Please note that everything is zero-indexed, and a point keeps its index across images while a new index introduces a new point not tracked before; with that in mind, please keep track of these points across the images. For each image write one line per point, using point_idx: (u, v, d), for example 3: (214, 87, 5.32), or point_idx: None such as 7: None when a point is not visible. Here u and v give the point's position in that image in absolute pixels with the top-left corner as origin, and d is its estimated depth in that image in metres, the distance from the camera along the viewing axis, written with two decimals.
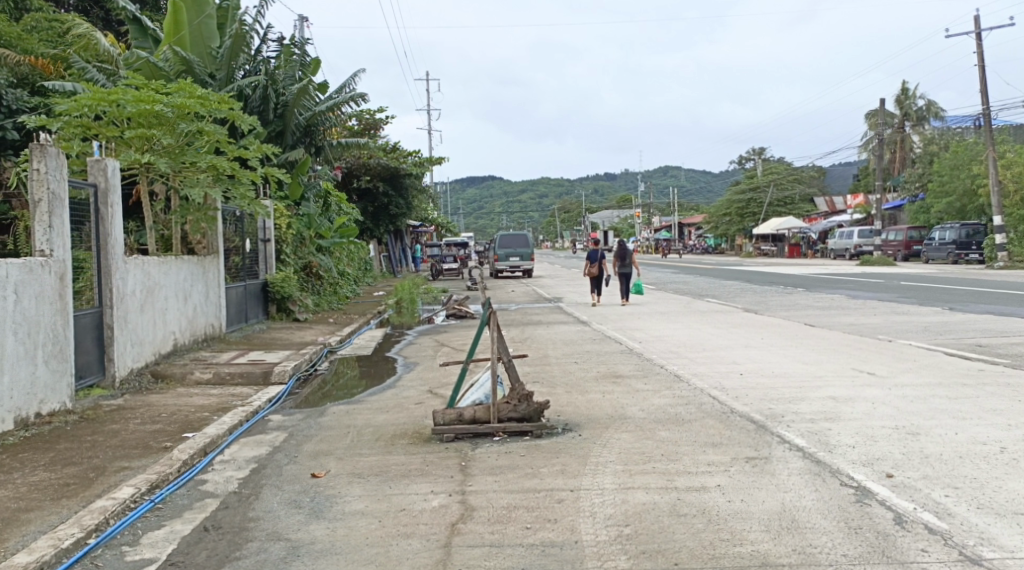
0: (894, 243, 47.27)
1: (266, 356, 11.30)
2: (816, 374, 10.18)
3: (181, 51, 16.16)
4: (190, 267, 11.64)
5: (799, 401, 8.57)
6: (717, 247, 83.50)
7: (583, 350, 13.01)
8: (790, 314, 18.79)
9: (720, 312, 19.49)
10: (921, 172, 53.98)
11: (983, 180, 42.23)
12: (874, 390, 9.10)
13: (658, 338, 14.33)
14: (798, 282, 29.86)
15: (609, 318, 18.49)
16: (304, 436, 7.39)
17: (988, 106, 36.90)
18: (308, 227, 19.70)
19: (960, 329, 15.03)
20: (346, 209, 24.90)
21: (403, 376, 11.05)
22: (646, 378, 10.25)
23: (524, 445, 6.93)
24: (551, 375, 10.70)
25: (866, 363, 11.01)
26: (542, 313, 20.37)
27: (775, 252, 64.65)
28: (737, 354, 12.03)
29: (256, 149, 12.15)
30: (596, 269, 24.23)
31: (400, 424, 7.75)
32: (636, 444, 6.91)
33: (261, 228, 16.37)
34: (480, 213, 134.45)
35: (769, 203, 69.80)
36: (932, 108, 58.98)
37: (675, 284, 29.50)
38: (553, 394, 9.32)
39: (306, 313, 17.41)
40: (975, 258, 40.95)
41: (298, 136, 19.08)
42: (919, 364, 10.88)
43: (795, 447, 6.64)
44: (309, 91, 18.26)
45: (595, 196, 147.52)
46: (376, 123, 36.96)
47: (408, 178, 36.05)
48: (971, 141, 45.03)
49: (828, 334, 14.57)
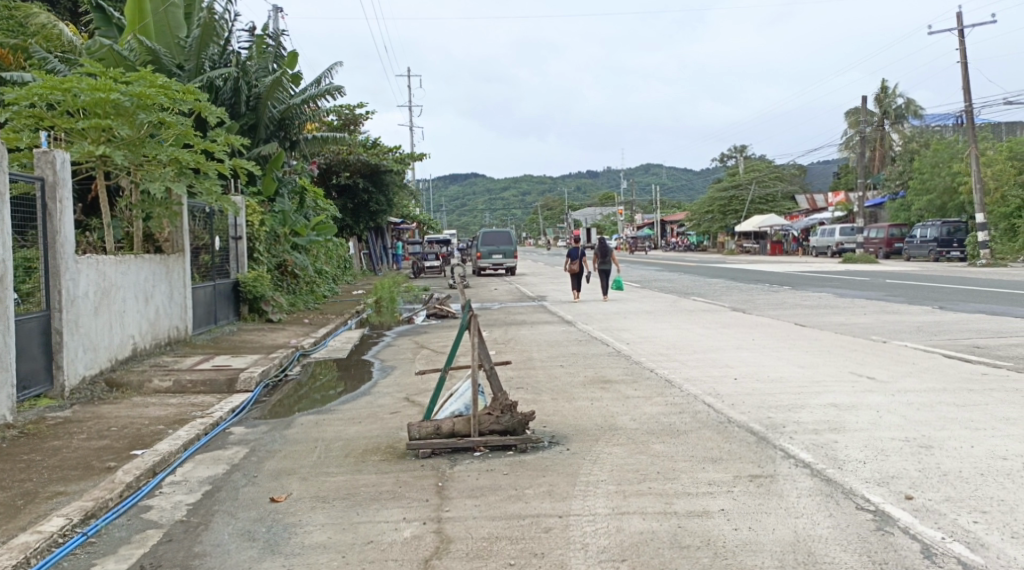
0: (876, 241, 47.07)
1: (232, 361, 10.63)
2: (814, 378, 9.66)
3: (147, 41, 15.51)
4: (152, 266, 10.97)
5: (799, 410, 8.03)
6: (699, 245, 83.20)
7: (569, 353, 12.44)
8: (778, 313, 18.31)
9: (707, 311, 18.99)
10: (902, 169, 53.88)
11: (964, 178, 42.06)
12: (878, 396, 8.58)
13: (646, 339, 13.77)
14: (783, 280, 29.44)
15: (595, 317, 17.94)
16: (267, 451, 6.77)
17: (970, 103, 36.68)
18: (282, 225, 19.01)
19: (953, 329, 14.58)
20: (323, 205, 24.21)
21: (378, 382, 10.45)
22: (635, 383, 9.70)
23: (507, 461, 6.34)
24: (537, 380, 10.11)
25: (863, 366, 10.50)
26: (526, 312, 19.78)
27: (757, 249, 64.43)
28: (730, 357, 11.49)
29: (223, 141, 11.48)
30: (575, 265, 23.72)
31: (373, 437, 7.14)
32: (629, 460, 6.34)
33: (232, 225, 15.68)
34: (462, 211, 133.74)
35: (751, 201, 69.59)
36: (912, 106, 58.95)
37: (659, 283, 29.02)
38: (538, 402, 8.74)
39: (281, 313, 16.70)
40: (957, 255, 40.68)
41: (272, 130, 18.40)
42: (919, 367, 10.38)
43: (801, 463, 6.10)
44: (283, 82, 17.57)
45: (577, 194, 147.31)
46: (355, 119, 36.29)
47: (388, 174, 35.36)
48: (952, 139, 44.87)
49: (820, 335, 14.07)
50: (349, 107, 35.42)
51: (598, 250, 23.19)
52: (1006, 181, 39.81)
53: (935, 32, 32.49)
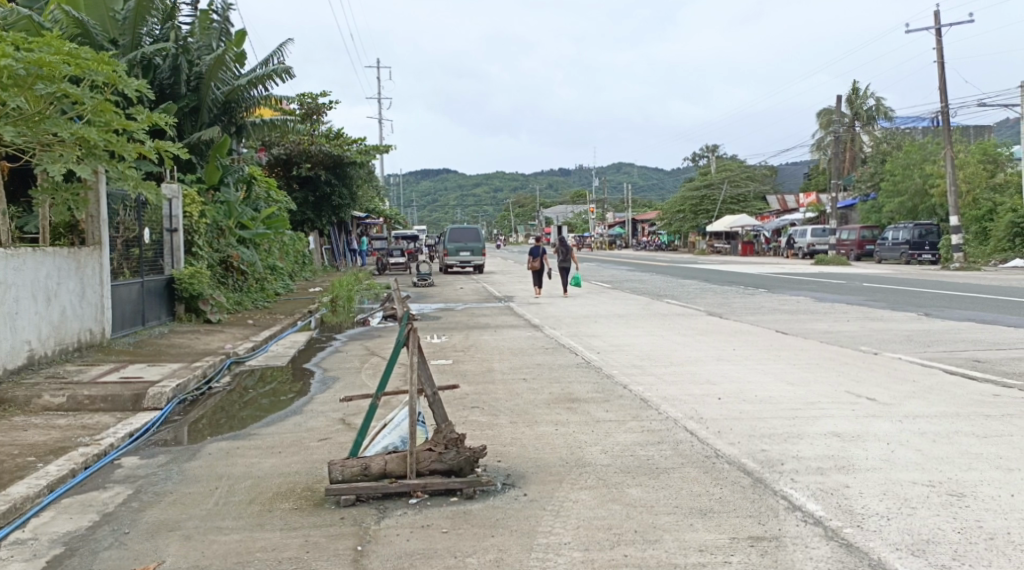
0: (848, 243, 46.38)
1: (145, 371, 9.25)
2: (807, 400, 8.52)
3: (74, 11, 14.06)
4: (58, 261, 9.56)
5: (797, 441, 6.89)
6: (670, 243, 82.06)
7: (533, 363, 11.23)
8: (756, 319, 17.25)
9: (682, 316, 17.85)
10: (873, 171, 53.38)
11: (937, 180, 41.41)
12: (885, 424, 7.47)
13: (618, 347, 12.58)
14: (758, 282, 28.50)
15: (563, 321, 16.72)
16: (152, 495, 5.45)
17: (944, 104, 36.07)
18: (227, 217, 17.70)
19: (946, 339, 13.54)
20: (277, 196, 22.88)
21: (315, 397, 9.16)
22: (606, 403, 8.51)
23: (449, 511, 5.12)
24: (496, 398, 8.87)
25: (861, 384, 9.39)
26: (490, 314, 18.54)
27: (728, 250, 63.68)
28: (710, 371, 10.34)
29: (144, 119, 10.05)
30: (535, 263, 22.83)
31: (290, 474, 5.83)
32: (599, 511, 5.14)
33: (167, 216, 14.28)
34: (434, 207, 132.21)
35: (723, 201, 68.91)
36: (882, 108, 58.72)
37: (631, 283, 27.92)
38: (495, 429, 7.48)
39: (222, 313, 15.28)
40: (928, 258, 39.93)
41: (215, 114, 17.10)
42: (922, 386, 9.27)
43: (811, 519, 4.93)
44: (228, 62, 16.21)
45: (549, 191, 146.47)
46: (318, 108, 34.93)
47: (352, 166, 33.93)
48: (925, 142, 44.30)
49: (806, 344, 12.98)
50: (312, 96, 34.08)
51: (559, 247, 22.39)
52: (978, 183, 39.39)
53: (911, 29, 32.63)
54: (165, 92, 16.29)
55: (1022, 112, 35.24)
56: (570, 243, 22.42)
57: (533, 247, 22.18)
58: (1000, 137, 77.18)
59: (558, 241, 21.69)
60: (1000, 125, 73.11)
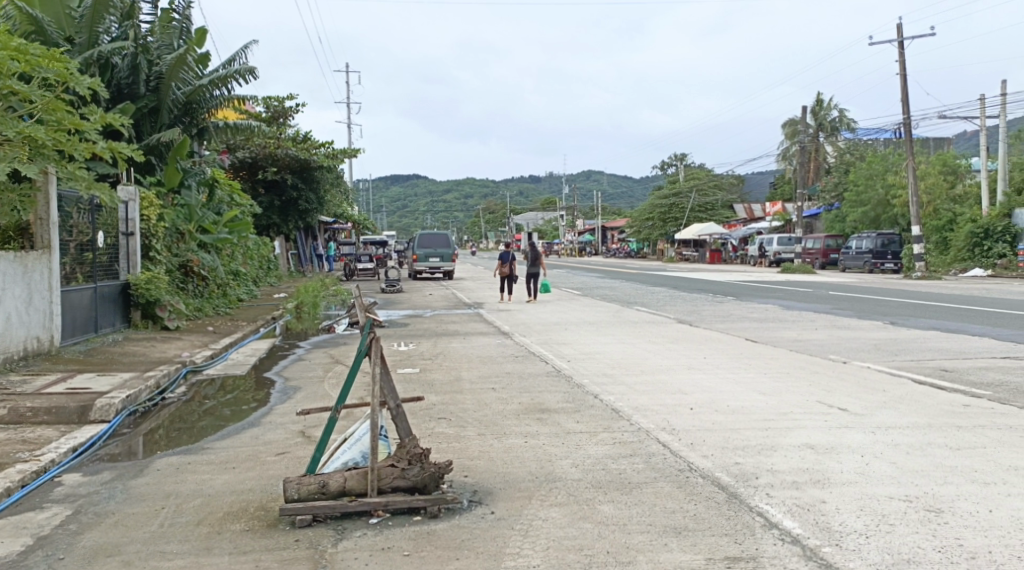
0: (813, 252, 46.78)
1: (94, 381, 8.90)
2: (781, 410, 8.37)
3: (28, 7, 13.72)
4: (2, 264, 9.25)
5: (771, 453, 6.73)
6: (638, 251, 82.36)
7: (501, 372, 10.99)
8: (725, 327, 17.16)
9: (651, 323, 17.73)
10: (837, 181, 54.01)
11: (899, 191, 41.90)
12: (858, 435, 7.33)
13: (588, 356, 12.39)
14: (726, 290, 28.56)
15: (533, 328, 16.50)
16: (92, 515, 5.15)
17: (906, 116, 36.54)
18: (187, 220, 17.38)
19: (913, 348, 13.53)
20: (240, 199, 22.48)
21: (275, 408, 8.85)
22: (577, 414, 8.28)
23: (412, 531, 4.89)
24: (463, 409, 8.61)
25: (833, 394, 9.27)
26: (458, 321, 18.29)
27: (695, 258, 64.02)
28: (683, 380, 10.17)
29: (96, 118, 9.66)
30: (507, 268, 22.97)
31: (243, 492, 5.55)
32: (569, 529, 4.92)
33: (123, 217, 14.07)
34: (402, 213, 131.65)
35: (690, 209, 69.37)
36: (845, 119, 59.60)
37: (599, 291, 27.78)
38: (461, 441, 7.23)
39: (180, 319, 14.95)
40: (890, 267, 40.34)
41: (176, 114, 16.93)
42: (893, 397, 9.17)
43: (787, 537, 4.77)
44: (188, 61, 16.01)
45: (518, 199, 146.58)
46: (284, 111, 34.51)
47: (318, 170, 33.51)
48: (887, 153, 44.90)
49: (776, 353, 12.89)
50: (278, 99, 33.70)
51: (529, 254, 22.30)
52: (938, 195, 40.05)
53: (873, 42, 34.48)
54: (123, 92, 16.22)
55: (982, 124, 35.82)
56: (539, 250, 22.31)
57: (502, 253, 22.05)
58: (957, 149, 78.80)
59: (527, 249, 21.63)
60: (960, 137, 74.34)
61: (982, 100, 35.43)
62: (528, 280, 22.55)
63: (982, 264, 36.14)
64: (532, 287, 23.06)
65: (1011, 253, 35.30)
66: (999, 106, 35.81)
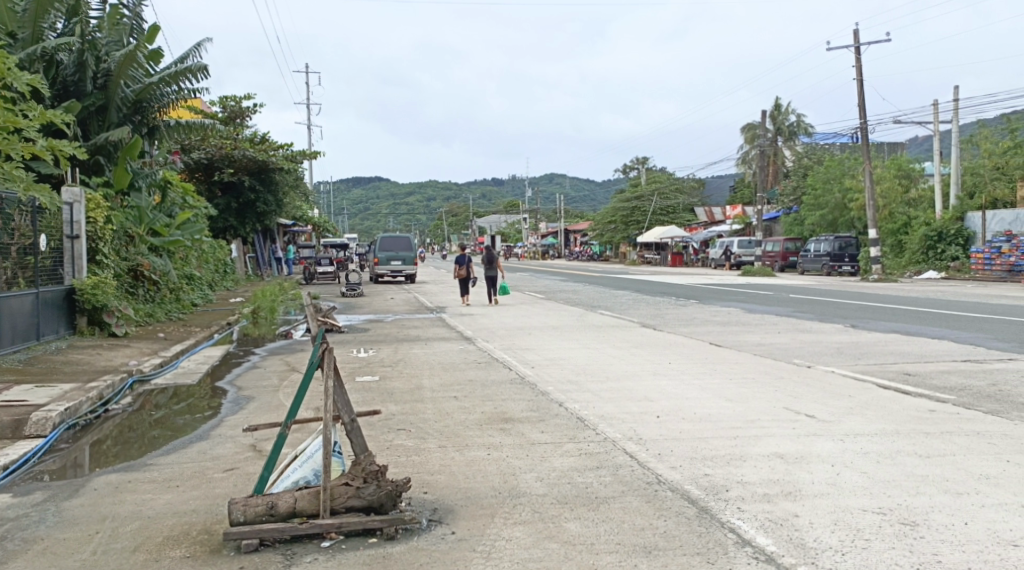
0: (773, 255, 47.18)
1: (31, 396, 8.67)
2: (748, 418, 8.21)
3: None
4: None
5: (740, 463, 6.58)
6: (602, 254, 82.45)
7: (463, 379, 10.73)
8: (689, 331, 17.04)
9: (616, 327, 17.56)
10: (796, 185, 54.54)
11: (856, 195, 42.35)
12: (827, 443, 7.19)
13: (551, 362, 12.20)
14: (690, 292, 28.53)
15: (496, 333, 16.26)
16: (20, 542, 4.98)
17: (863, 120, 36.93)
18: (138, 223, 17.02)
19: (876, 351, 13.50)
20: (194, 202, 22.10)
21: (225, 420, 8.61)
22: (541, 423, 8.08)
23: (367, 555, 4.65)
24: (424, 418, 8.33)
25: (798, 400, 9.16)
26: (419, 326, 18.00)
27: (658, 260, 64.28)
28: (647, 386, 10.01)
29: (36, 115, 9.24)
30: (465, 271, 22.90)
31: (185, 514, 5.37)
32: (534, 550, 4.69)
33: (68, 220, 14.07)
34: (365, 216, 130.68)
35: (653, 212, 69.67)
36: (803, 123, 60.30)
37: (563, 293, 27.61)
38: (422, 453, 6.96)
39: (128, 326, 14.80)
40: (848, 270, 40.76)
41: (126, 113, 16.59)
42: (858, 402, 9.07)
43: (759, 555, 4.59)
44: (137, 58, 15.68)
45: (482, 201, 146.28)
46: (242, 112, 33.95)
47: (277, 172, 32.98)
48: (844, 157, 45.39)
49: (740, 357, 12.81)
50: (235, 99, 33.18)
51: (487, 257, 22.12)
52: (894, 199, 40.54)
53: (829, 47, 35.25)
54: (70, 90, 15.93)
55: (936, 128, 36.28)
56: (496, 253, 22.26)
57: (460, 256, 21.79)
58: (913, 152, 79.90)
59: (484, 253, 21.44)
60: (914, 141, 75.37)
61: (936, 105, 35.91)
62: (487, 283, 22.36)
63: (936, 266, 36.65)
64: (492, 291, 22.90)
65: (964, 256, 35.75)
66: (952, 111, 36.35)
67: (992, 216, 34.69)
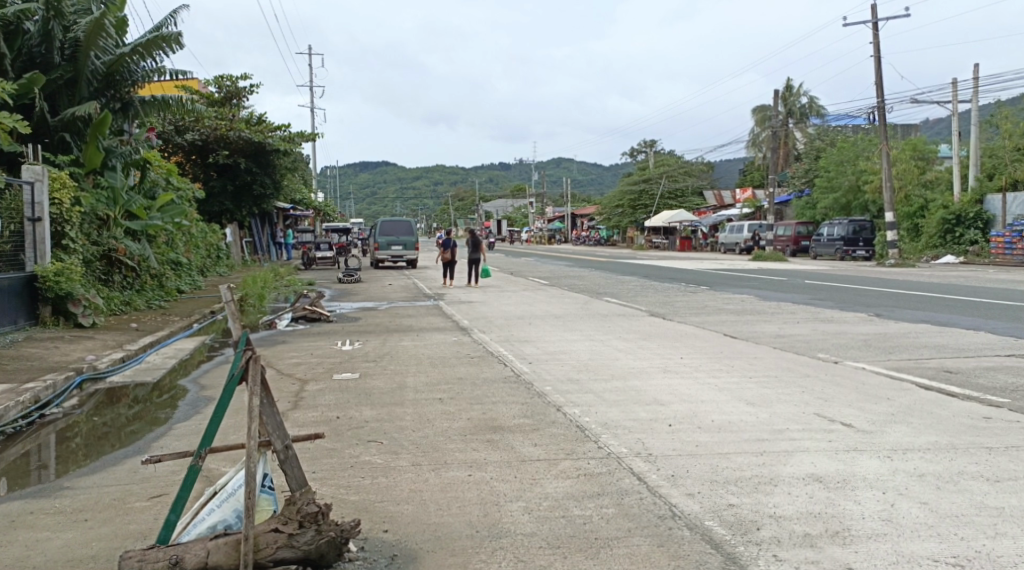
0: (784, 239, 45.84)
1: None
2: (775, 427, 7.09)
3: None
4: None
5: (772, 489, 5.46)
6: (609, 238, 81.09)
7: (451, 377, 9.59)
8: (701, 320, 15.86)
9: (622, 316, 16.39)
10: (808, 167, 53.15)
11: (870, 176, 40.99)
12: (873, 462, 6.04)
13: (552, 356, 11.10)
14: (701, 278, 27.32)
15: (493, 322, 15.15)
16: None
17: (881, 99, 35.51)
18: (112, 205, 16.05)
19: (907, 344, 12.30)
20: (177, 183, 21.21)
21: (175, 426, 7.61)
22: (533, 432, 6.98)
23: None
24: (401, 427, 7.23)
25: (831, 404, 8.00)
26: (414, 314, 16.94)
27: (667, 245, 63.10)
28: (656, 387, 8.90)
29: None
30: (449, 254, 23.02)
31: (81, 563, 4.34)
32: None
33: (28, 201, 13.07)
34: (372, 200, 129.74)
35: (661, 196, 68.47)
36: (815, 105, 58.94)
37: (569, 280, 26.47)
38: (392, 474, 5.86)
39: (98, 316, 13.81)
40: (862, 255, 39.45)
41: (96, 87, 15.67)
42: (902, 406, 7.89)
43: None
44: (106, 28, 14.72)
45: (488, 185, 145.32)
46: (239, 92, 32.78)
47: (275, 154, 31.80)
48: (859, 138, 43.89)
49: (758, 351, 11.66)
50: (230, 79, 32.07)
51: (470, 241, 22.14)
52: (910, 180, 38.84)
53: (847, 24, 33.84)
54: (36, 61, 15.11)
55: (956, 107, 34.85)
56: (478, 239, 21.89)
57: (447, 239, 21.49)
58: (928, 134, 78.27)
59: (466, 238, 21.49)
60: (928, 124, 73.53)
61: (956, 84, 34.50)
62: (471, 266, 22.52)
63: (954, 251, 35.37)
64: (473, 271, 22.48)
65: (983, 240, 34.53)
66: (971, 89, 34.88)
67: (1013, 199, 33.42)
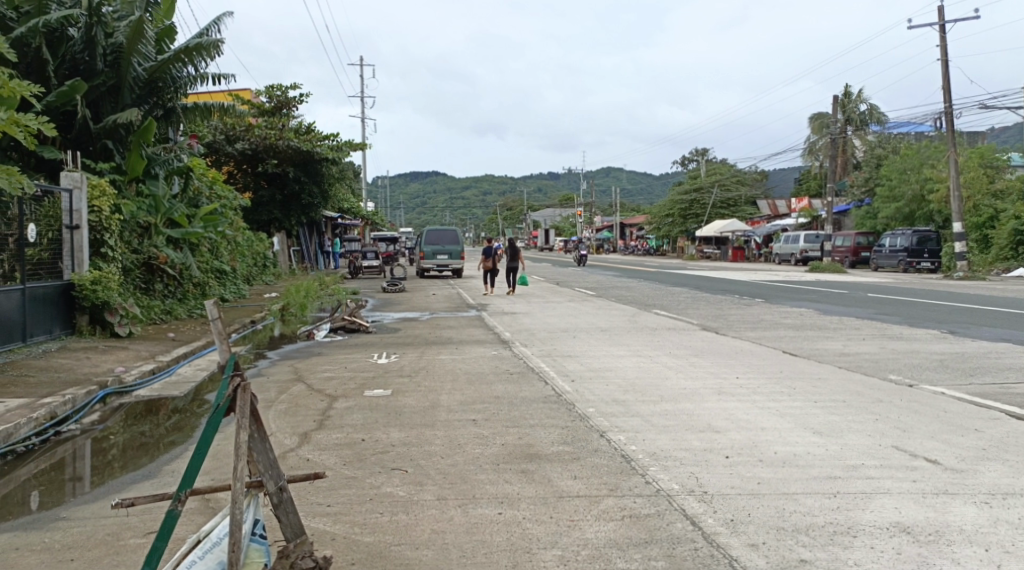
0: (842, 250, 44.27)
1: None
2: (848, 462, 6.29)
3: None
4: None
5: (851, 541, 4.69)
6: (660, 248, 79.65)
7: (488, 396, 8.94)
8: (758, 336, 14.95)
9: (672, 331, 15.57)
10: (868, 176, 51.37)
11: (937, 185, 39.31)
12: (967, 509, 5.22)
13: (597, 374, 10.37)
14: (756, 290, 26.26)
15: (536, 336, 14.46)
16: None
17: (950, 104, 33.95)
18: (153, 213, 15.78)
19: (987, 365, 11.29)
20: (221, 192, 20.97)
21: (191, 446, 7.09)
22: (574, 463, 6.29)
23: None
24: (430, 453, 6.60)
25: (909, 436, 7.14)
26: (455, 326, 16.34)
27: (719, 255, 61.63)
28: (710, 411, 8.13)
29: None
30: (490, 262, 22.47)
31: None
32: None
33: (67, 208, 12.74)
34: (421, 210, 129.90)
35: (713, 205, 66.99)
36: (875, 112, 57.07)
37: (617, 291, 25.64)
38: (415, 510, 5.23)
39: (135, 325, 13.47)
40: (927, 267, 37.82)
41: (138, 93, 15.41)
42: (992, 439, 7.01)
43: None
44: (147, 33, 14.47)
45: (537, 194, 144.68)
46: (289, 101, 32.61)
47: (323, 163, 31.50)
48: (923, 145, 42.17)
49: (822, 371, 10.78)
50: (280, 87, 31.96)
51: (511, 249, 21.57)
52: (978, 189, 36.82)
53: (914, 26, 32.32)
54: (80, 67, 14.91)
55: None
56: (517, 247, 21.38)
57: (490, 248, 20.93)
58: (995, 141, 75.37)
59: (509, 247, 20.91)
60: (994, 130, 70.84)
61: None
62: (511, 275, 21.91)
63: None
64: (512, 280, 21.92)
65: None
66: None
67: None
